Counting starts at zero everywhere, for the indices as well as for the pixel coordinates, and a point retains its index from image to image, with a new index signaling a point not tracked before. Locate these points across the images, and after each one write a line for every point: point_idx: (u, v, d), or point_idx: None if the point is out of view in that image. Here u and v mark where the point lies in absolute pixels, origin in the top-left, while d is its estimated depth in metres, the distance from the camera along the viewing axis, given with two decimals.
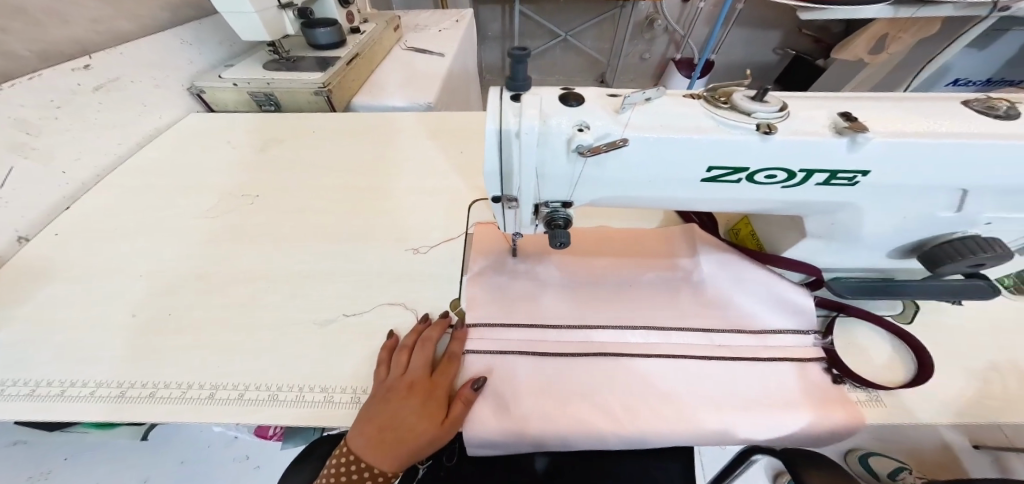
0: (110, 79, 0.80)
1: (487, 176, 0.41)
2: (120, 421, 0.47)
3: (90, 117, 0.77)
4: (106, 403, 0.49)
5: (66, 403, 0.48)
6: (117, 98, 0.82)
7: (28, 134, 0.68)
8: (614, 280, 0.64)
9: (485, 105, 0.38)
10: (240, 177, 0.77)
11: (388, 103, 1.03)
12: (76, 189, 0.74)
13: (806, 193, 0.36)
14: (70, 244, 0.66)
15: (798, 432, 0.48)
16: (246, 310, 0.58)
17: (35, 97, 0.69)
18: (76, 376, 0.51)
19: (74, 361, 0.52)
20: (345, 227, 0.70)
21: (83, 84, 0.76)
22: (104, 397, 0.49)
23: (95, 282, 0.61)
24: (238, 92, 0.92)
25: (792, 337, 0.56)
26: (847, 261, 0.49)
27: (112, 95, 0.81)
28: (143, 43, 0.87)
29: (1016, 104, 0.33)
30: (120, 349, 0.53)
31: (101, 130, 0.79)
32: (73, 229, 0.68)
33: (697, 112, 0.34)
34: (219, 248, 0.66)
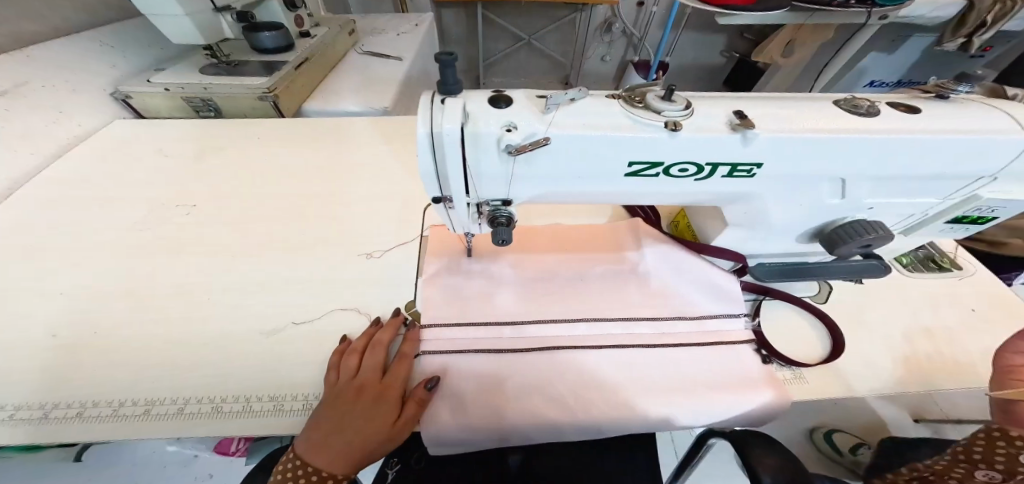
0: (15, 86, 0.75)
1: (424, 178, 0.43)
2: (46, 445, 0.45)
3: None
4: (30, 427, 0.46)
5: None
6: (24, 106, 0.76)
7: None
8: (565, 276, 0.66)
9: (417, 109, 0.39)
10: (181, 186, 0.74)
11: (343, 108, 1.02)
12: None
13: (717, 185, 0.40)
14: None
15: (735, 412, 0.52)
16: (187, 323, 0.56)
17: None
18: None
19: None
20: (295, 234, 0.69)
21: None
22: (26, 420, 0.47)
23: (13, 301, 0.57)
24: (171, 97, 0.88)
25: (727, 320, 0.60)
26: (765, 247, 0.54)
27: (18, 102, 0.75)
28: (54, 47, 0.81)
29: (874, 104, 0.37)
30: (43, 370, 0.51)
31: (9, 141, 0.73)
32: None
33: (616, 111, 0.37)
34: (156, 260, 0.63)
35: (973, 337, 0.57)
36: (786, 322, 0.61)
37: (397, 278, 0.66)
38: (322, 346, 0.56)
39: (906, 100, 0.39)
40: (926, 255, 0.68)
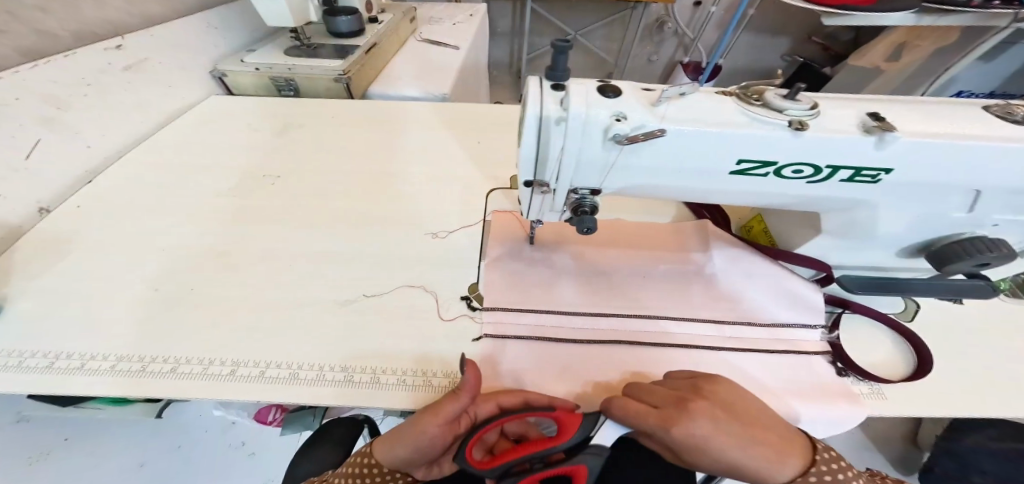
0: (139, 59, 0.82)
1: (521, 162, 0.43)
2: (144, 394, 0.47)
3: (117, 97, 0.78)
4: (127, 376, 0.49)
5: (84, 375, 0.48)
6: (145, 79, 0.83)
7: (60, 109, 0.69)
8: (628, 271, 0.65)
9: (525, 92, 0.40)
10: (261, 160, 0.78)
11: (404, 93, 1.04)
12: (99, 163, 0.76)
13: (830, 188, 0.39)
14: (92, 218, 0.67)
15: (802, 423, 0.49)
16: (269, 288, 0.59)
17: (70, 75, 0.70)
18: (86, 348, 0.51)
19: (96, 334, 0.53)
20: (364, 211, 0.71)
21: (115, 63, 0.77)
22: (124, 371, 0.49)
23: (117, 256, 0.61)
24: (260, 76, 0.94)
25: (800, 332, 0.58)
26: (853, 257, 0.53)
27: (139, 76, 0.82)
28: (173, 27, 0.88)
29: None
30: (144, 323, 0.54)
31: (128, 111, 0.80)
32: (95, 203, 0.69)
33: (731, 107, 0.36)
34: (241, 227, 0.66)
35: None
36: (863, 338, 0.59)
37: (460, 260, 0.66)
38: (390, 321, 0.56)
39: None
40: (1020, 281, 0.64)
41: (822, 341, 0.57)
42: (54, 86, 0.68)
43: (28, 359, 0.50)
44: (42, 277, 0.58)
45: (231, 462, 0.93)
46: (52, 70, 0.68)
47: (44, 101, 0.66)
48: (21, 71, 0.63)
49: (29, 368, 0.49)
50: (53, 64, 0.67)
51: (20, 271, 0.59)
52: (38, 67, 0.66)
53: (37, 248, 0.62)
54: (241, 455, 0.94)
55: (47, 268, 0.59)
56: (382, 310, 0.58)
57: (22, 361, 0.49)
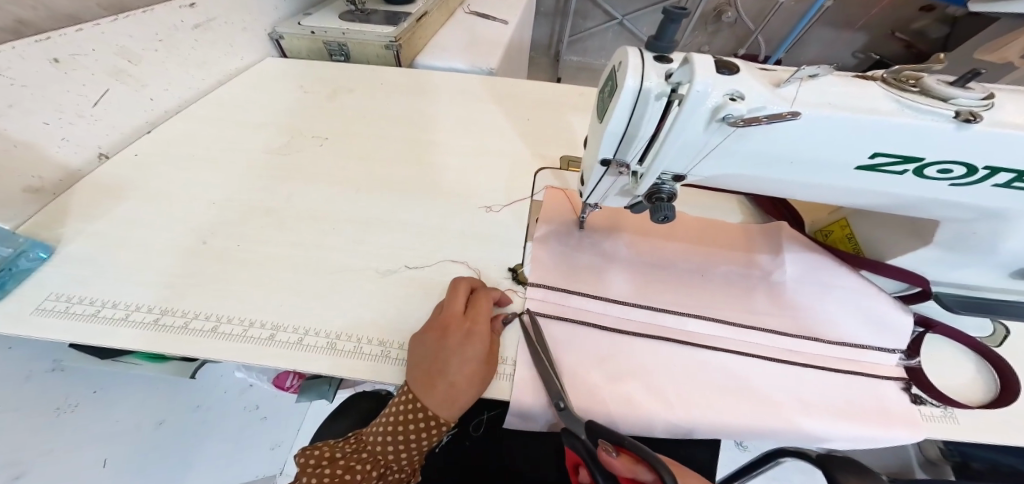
0: (209, 19, 0.80)
1: (604, 137, 0.38)
2: (188, 351, 0.46)
3: (184, 54, 0.77)
4: (167, 332, 0.48)
5: (125, 327, 0.48)
6: (211, 38, 0.81)
7: (131, 62, 0.68)
8: (684, 268, 0.59)
9: (624, 61, 0.34)
10: (305, 121, 0.76)
11: (451, 65, 0.99)
12: (158, 116, 0.75)
13: (974, 194, 0.34)
14: (142, 167, 0.66)
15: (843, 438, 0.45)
16: (310, 251, 0.57)
17: (144, 30, 0.69)
18: (117, 298, 0.50)
19: (139, 285, 0.52)
20: (408, 183, 0.68)
21: (187, 21, 0.76)
22: (166, 326, 0.48)
23: (165, 208, 0.60)
24: (314, 40, 0.91)
25: (874, 355, 0.51)
26: (962, 277, 0.47)
27: (207, 35, 0.80)
28: None
29: None
30: (185, 277, 0.53)
31: (191, 67, 0.79)
32: (150, 152, 0.69)
33: (880, 94, 0.31)
34: (286, 188, 0.64)
35: None
36: (943, 361, 0.52)
37: (504, 241, 0.61)
38: (433, 297, 0.53)
39: None
40: None
41: (897, 366, 0.50)
42: (128, 39, 0.67)
43: (75, 305, 0.49)
44: (94, 223, 0.58)
45: (244, 422, 0.98)
46: (129, 26, 0.66)
47: (115, 52, 0.65)
48: (102, 24, 0.62)
49: (76, 314, 0.48)
50: (132, 18, 0.66)
51: (73, 213, 0.58)
52: (117, 22, 0.64)
53: (89, 193, 0.61)
54: (253, 418, 0.99)
55: (100, 213, 0.59)
56: (425, 286, 0.54)
57: (69, 306, 0.49)
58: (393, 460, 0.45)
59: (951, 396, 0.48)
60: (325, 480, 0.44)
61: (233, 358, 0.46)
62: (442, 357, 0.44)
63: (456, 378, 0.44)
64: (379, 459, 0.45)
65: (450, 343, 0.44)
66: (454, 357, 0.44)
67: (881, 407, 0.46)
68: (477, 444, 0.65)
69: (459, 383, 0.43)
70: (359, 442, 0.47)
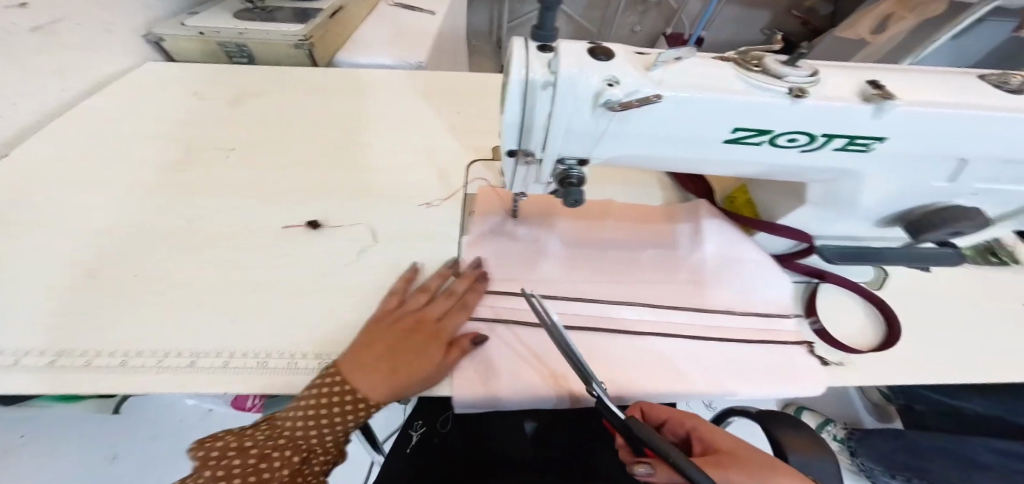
0: (52, 21, 0.71)
1: (505, 129, 0.39)
2: (94, 391, 0.43)
3: (28, 60, 0.69)
4: (67, 374, 0.44)
5: (10, 376, 0.43)
6: (62, 43, 0.73)
7: None
8: (616, 254, 0.62)
9: (510, 53, 0.35)
10: (205, 130, 0.71)
11: (375, 61, 0.96)
12: (13, 135, 0.68)
13: (821, 159, 0.38)
14: (14, 197, 0.59)
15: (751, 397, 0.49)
16: (227, 272, 0.54)
17: None
18: (4, 345, 0.45)
19: (21, 329, 0.47)
20: (329, 188, 0.65)
21: (21, 23, 0.67)
22: (67, 367, 0.44)
23: (49, 241, 0.55)
24: (204, 41, 0.81)
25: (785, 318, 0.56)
26: (835, 228, 0.51)
27: (54, 38, 0.72)
28: None
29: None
30: (83, 313, 0.49)
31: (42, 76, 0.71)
32: (22, 180, 0.62)
33: (730, 74, 0.35)
34: (193, 205, 0.60)
35: None
36: (840, 313, 0.58)
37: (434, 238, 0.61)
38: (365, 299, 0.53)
39: None
40: (984, 247, 0.63)
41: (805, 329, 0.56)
42: None
43: None
44: None
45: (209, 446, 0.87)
46: None
47: None
48: None
49: None
50: None
51: None
52: None
53: None
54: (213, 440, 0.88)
55: None
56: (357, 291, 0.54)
57: None
58: (315, 444, 0.44)
59: (847, 343, 0.54)
60: (234, 472, 0.40)
61: (150, 389, 0.44)
62: (406, 351, 0.45)
63: (403, 375, 0.44)
64: (300, 444, 0.43)
65: (416, 339, 0.46)
66: (423, 355, 0.45)
67: (788, 361, 0.52)
68: (445, 439, 0.66)
69: (375, 379, 0.44)
70: (274, 428, 0.44)
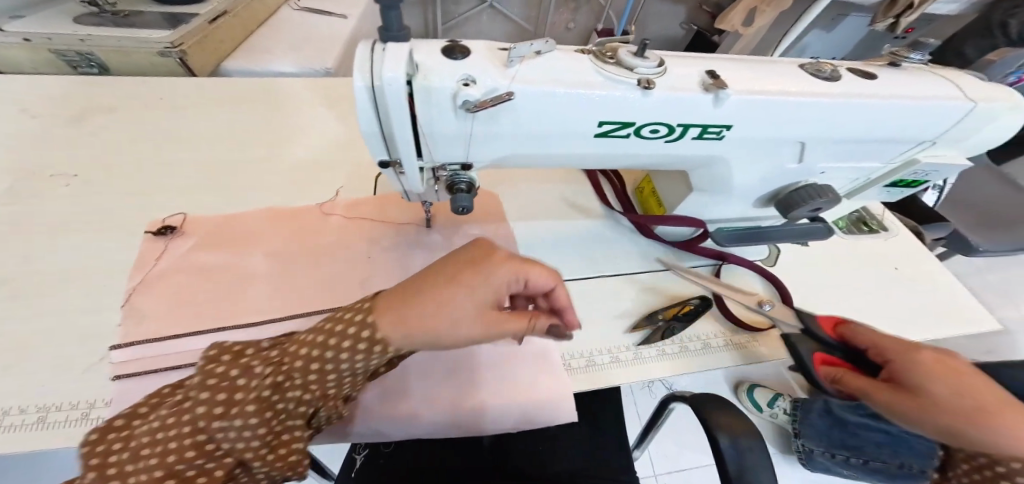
0: None
1: (367, 139, 0.36)
2: None
3: None
4: None
5: None
6: None
7: None
8: None
9: (353, 56, 0.32)
10: (53, 153, 0.60)
11: (276, 68, 0.89)
12: None
13: (687, 148, 0.40)
14: None
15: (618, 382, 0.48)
16: (76, 314, 0.45)
17: None
18: None
19: None
20: (208, 208, 0.57)
21: None
22: None
23: None
24: (36, 49, 0.69)
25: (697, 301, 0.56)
26: (724, 212, 0.53)
27: None
28: None
29: (837, 68, 0.38)
30: None
31: None
32: None
33: (586, 67, 0.35)
34: (34, 242, 0.50)
35: (921, 279, 0.61)
36: (741, 289, 0.59)
37: (316, 251, 0.54)
38: (231, 335, 0.45)
39: (866, 66, 0.40)
40: (858, 218, 0.68)
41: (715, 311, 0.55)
42: None
43: None
44: None
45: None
46: None
47: None
48: None
49: None
50: None
51: None
52: None
53: None
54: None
55: None
56: (192, 339, 0.44)
57: None
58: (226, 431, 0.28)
59: (748, 320, 0.55)
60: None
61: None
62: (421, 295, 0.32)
63: (438, 314, 0.31)
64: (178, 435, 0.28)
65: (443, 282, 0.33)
66: (436, 290, 0.32)
67: (704, 346, 0.52)
68: (392, 458, 0.61)
69: (408, 327, 0.31)
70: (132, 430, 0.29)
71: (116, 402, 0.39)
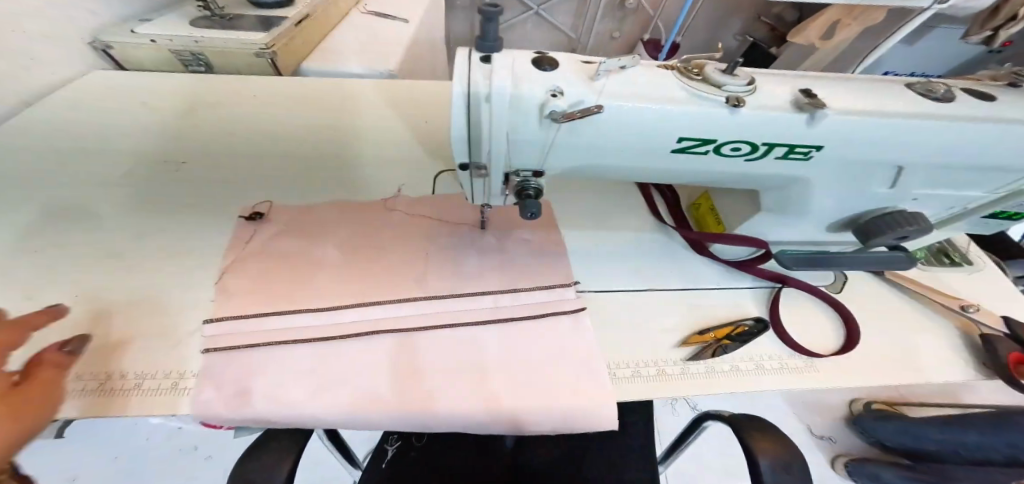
0: None
1: (453, 141, 0.38)
2: None
3: None
4: None
5: None
6: None
7: None
8: (547, 257, 0.59)
9: (452, 65, 0.34)
10: (160, 142, 0.67)
11: (346, 69, 0.94)
12: None
13: (767, 168, 0.39)
14: None
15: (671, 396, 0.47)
16: (176, 287, 0.50)
17: None
18: None
19: None
20: (287, 198, 0.62)
21: None
22: None
23: None
24: (159, 50, 0.77)
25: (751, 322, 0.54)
26: (794, 233, 0.51)
27: None
28: None
29: (952, 89, 0.37)
30: None
31: None
32: None
33: (674, 82, 0.35)
34: (144, 220, 0.56)
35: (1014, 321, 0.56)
36: (801, 313, 0.56)
37: (381, 245, 0.58)
38: (306, 319, 0.49)
39: (980, 86, 0.38)
40: (938, 249, 0.64)
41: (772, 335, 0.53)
42: None
43: None
44: None
45: (191, 464, 0.93)
46: None
47: None
48: None
49: None
50: None
51: None
52: None
53: None
54: (197, 458, 0.93)
55: None
56: (272, 320, 0.48)
57: None
58: None
59: (809, 347, 0.52)
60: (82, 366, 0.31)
61: (80, 415, 0.40)
62: None
63: None
64: None
65: None
66: None
67: (758, 367, 0.49)
68: (423, 451, 0.63)
69: None
70: None
71: (207, 374, 0.43)
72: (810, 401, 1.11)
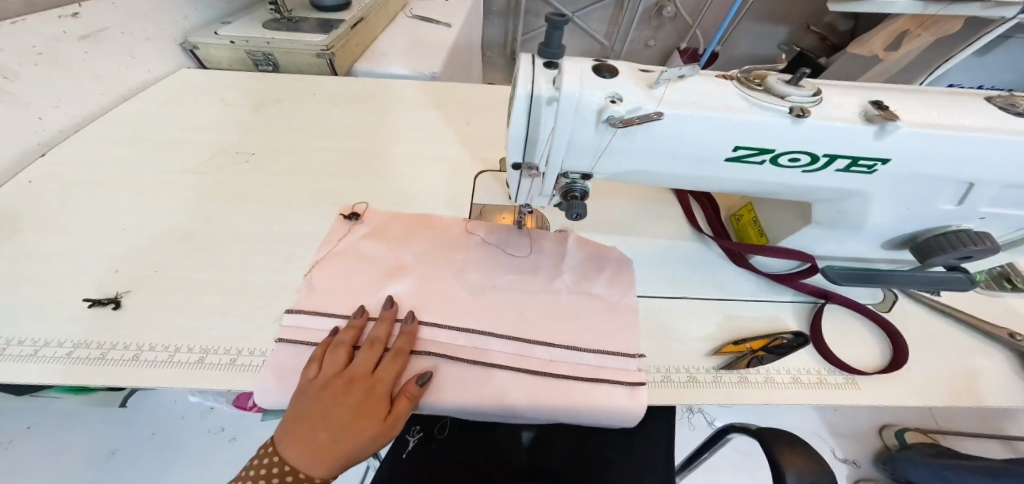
0: (98, 29, 0.74)
1: (510, 142, 0.40)
2: (93, 385, 0.42)
3: (74, 67, 0.71)
4: (79, 366, 0.43)
5: (26, 365, 0.43)
6: (103, 50, 0.75)
7: (7, 79, 0.62)
8: (581, 258, 0.59)
9: (517, 69, 0.36)
10: (226, 134, 0.73)
11: (393, 71, 0.98)
12: (53, 136, 0.68)
13: (824, 179, 0.39)
14: (42, 195, 0.60)
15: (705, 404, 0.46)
16: (239, 268, 0.54)
17: (19, 42, 0.63)
18: (24, 335, 0.45)
19: (37, 317, 0.47)
20: (339, 191, 0.65)
21: (70, 32, 0.70)
22: (80, 359, 0.44)
23: (68, 235, 0.55)
24: (235, 50, 0.85)
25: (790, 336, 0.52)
26: (846, 249, 0.50)
27: (97, 47, 0.74)
28: None
29: None
30: (93, 308, 0.48)
31: (85, 81, 0.73)
32: (50, 177, 0.62)
33: (735, 92, 0.35)
34: (212, 206, 0.61)
35: None
36: (844, 330, 0.54)
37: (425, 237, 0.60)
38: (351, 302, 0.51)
39: None
40: (998, 272, 0.60)
41: (812, 350, 0.51)
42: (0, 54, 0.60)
43: None
44: None
45: (217, 445, 0.93)
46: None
47: None
48: None
49: None
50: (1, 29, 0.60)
51: None
52: None
53: None
54: (221, 440, 0.93)
55: None
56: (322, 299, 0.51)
57: None
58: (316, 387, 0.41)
59: (852, 364, 0.50)
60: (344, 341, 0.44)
61: (149, 383, 0.43)
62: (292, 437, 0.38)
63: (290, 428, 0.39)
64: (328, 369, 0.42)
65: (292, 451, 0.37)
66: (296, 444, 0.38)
67: (794, 379, 0.48)
68: (444, 443, 0.64)
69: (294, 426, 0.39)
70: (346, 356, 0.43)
71: (261, 351, 0.46)
72: (843, 426, 1.05)
